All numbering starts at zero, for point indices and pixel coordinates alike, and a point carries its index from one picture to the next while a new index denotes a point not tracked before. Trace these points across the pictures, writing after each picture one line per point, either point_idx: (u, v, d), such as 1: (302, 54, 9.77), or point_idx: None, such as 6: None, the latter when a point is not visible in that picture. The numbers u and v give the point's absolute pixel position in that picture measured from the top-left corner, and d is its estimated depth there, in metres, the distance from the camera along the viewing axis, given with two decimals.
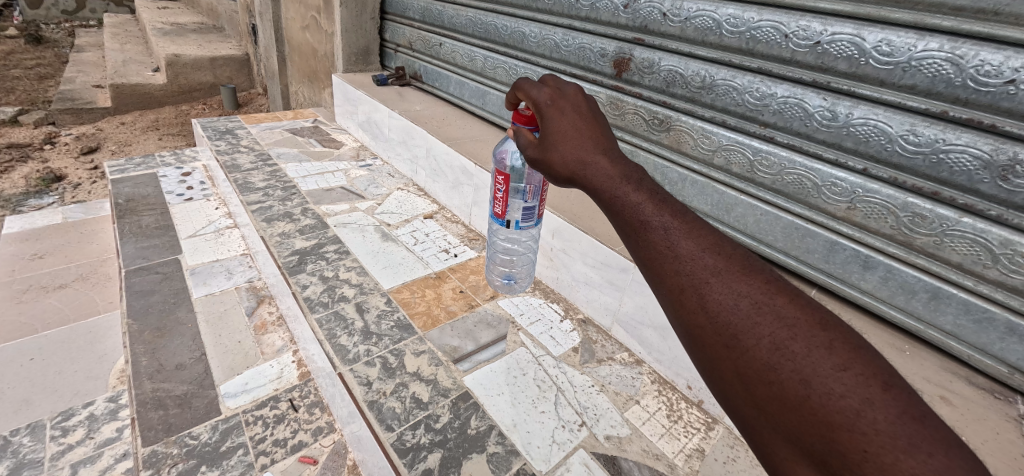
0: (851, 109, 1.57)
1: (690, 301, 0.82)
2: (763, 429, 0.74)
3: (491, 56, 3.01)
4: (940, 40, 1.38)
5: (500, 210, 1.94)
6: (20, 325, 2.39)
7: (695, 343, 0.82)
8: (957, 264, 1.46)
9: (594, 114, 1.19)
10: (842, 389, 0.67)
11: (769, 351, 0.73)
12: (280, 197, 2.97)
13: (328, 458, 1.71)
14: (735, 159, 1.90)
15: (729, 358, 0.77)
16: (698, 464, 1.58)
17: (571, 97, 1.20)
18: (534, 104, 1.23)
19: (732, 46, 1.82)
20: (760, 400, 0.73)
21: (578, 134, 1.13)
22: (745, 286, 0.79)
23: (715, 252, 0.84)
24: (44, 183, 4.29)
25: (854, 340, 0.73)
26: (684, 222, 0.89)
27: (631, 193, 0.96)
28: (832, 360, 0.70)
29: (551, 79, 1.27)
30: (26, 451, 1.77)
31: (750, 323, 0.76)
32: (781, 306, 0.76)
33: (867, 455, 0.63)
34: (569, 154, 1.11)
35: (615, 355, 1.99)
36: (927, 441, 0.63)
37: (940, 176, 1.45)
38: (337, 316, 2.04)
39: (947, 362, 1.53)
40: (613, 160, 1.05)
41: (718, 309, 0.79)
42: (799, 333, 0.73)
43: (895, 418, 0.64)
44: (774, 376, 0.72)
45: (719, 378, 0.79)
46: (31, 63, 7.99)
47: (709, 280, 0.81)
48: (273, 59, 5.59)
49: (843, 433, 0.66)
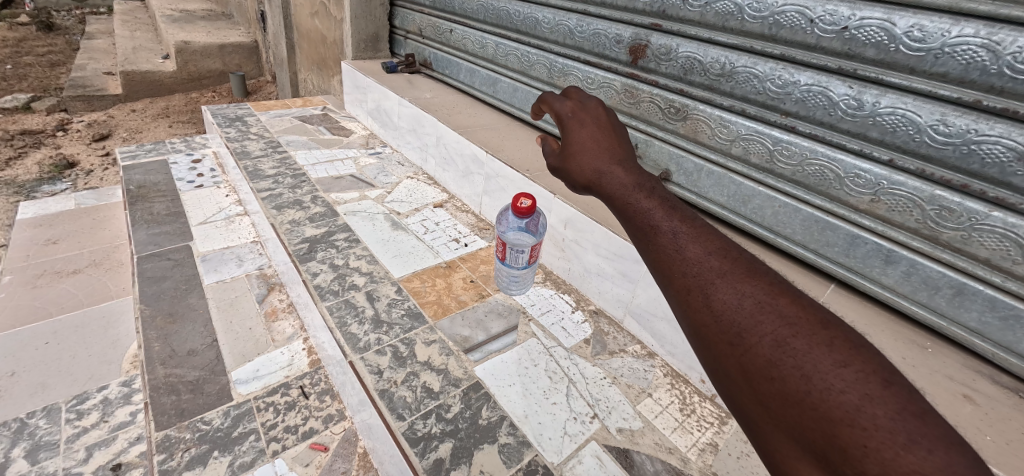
0: (878, 97, 1.52)
1: (695, 301, 0.78)
2: (766, 428, 0.71)
3: (503, 42, 2.96)
4: (975, 25, 1.33)
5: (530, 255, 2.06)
6: (35, 309, 2.42)
7: (699, 342, 0.79)
8: (984, 259, 1.42)
9: (613, 125, 1.17)
10: (842, 385, 0.65)
11: (771, 348, 0.70)
12: (290, 184, 2.97)
13: (339, 445, 1.71)
14: (754, 150, 1.86)
15: (733, 357, 0.73)
16: (711, 458, 1.56)
17: (592, 110, 1.20)
18: (556, 117, 1.23)
19: (754, 32, 1.76)
20: (763, 397, 0.70)
21: (596, 145, 1.11)
22: (750, 287, 0.76)
23: (722, 255, 0.80)
24: (57, 169, 4.33)
25: (854, 339, 0.70)
26: (692, 227, 0.85)
27: (643, 200, 0.93)
28: (832, 356, 0.67)
29: (574, 93, 1.27)
30: (43, 433, 1.80)
31: (753, 321, 0.72)
32: (783, 306, 0.73)
33: (867, 450, 0.61)
34: (587, 164, 1.08)
35: (627, 348, 1.97)
36: (928, 438, 0.61)
37: (970, 168, 1.40)
38: (348, 304, 2.04)
39: (970, 361, 1.49)
40: (628, 169, 1.02)
41: (723, 309, 0.75)
42: (801, 332, 0.70)
43: (895, 414, 0.62)
44: (776, 373, 0.69)
45: (724, 377, 0.76)
46: (42, 50, 8.01)
47: (714, 280, 0.77)
48: (282, 45, 5.55)
49: (844, 428, 0.63)
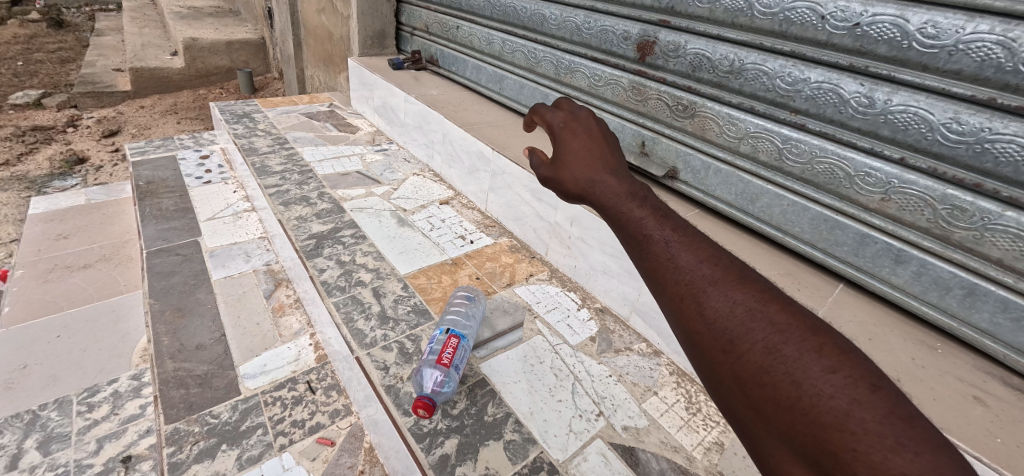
0: (889, 95, 1.51)
1: (688, 309, 0.76)
2: (759, 433, 0.70)
3: (509, 39, 2.95)
4: (990, 22, 1.32)
5: (454, 343, 1.67)
6: (47, 303, 2.45)
7: (692, 349, 0.76)
8: (997, 260, 1.40)
9: (604, 135, 1.17)
10: (831, 390, 0.64)
11: (762, 355, 0.68)
12: (297, 180, 2.98)
13: (346, 440, 1.72)
14: (763, 148, 1.84)
15: (726, 364, 0.71)
16: (717, 457, 1.56)
17: (584, 120, 1.20)
18: (548, 127, 1.22)
19: (764, 29, 1.74)
20: (755, 403, 0.69)
21: (588, 154, 1.10)
22: (742, 294, 0.74)
23: (713, 262, 0.78)
24: (68, 165, 4.37)
25: (843, 344, 0.69)
26: (684, 235, 0.82)
27: (636, 209, 0.91)
28: (821, 362, 0.66)
29: (565, 102, 1.27)
30: (54, 425, 1.83)
31: (744, 329, 0.70)
32: (775, 313, 0.71)
33: (857, 454, 0.60)
34: (580, 174, 1.07)
35: (633, 346, 1.97)
36: (915, 440, 0.60)
37: (984, 167, 1.38)
38: (354, 300, 2.05)
39: (981, 362, 1.47)
40: (621, 178, 1.01)
41: (715, 317, 0.73)
42: (792, 338, 0.68)
43: (883, 418, 0.61)
44: (768, 379, 0.67)
45: (717, 384, 0.74)
46: (53, 47, 8.07)
47: (706, 288, 0.75)
48: (289, 42, 5.56)
49: (833, 433, 0.62)
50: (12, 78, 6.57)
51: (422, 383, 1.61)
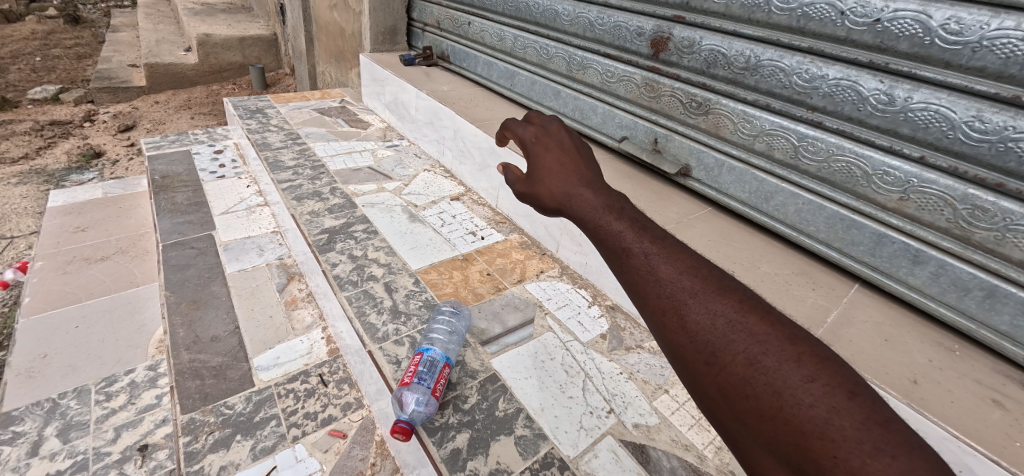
0: (909, 93, 1.48)
1: (671, 323, 0.75)
2: (744, 444, 0.69)
3: (521, 35, 2.95)
4: (1017, 18, 1.28)
5: (417, 360, 1.61)
6: (66, 294, 2.50)
7: (676, 361, 0.76)
8: (1018, 261, 1.38)
9: (577, 148, 1.14)
10: (811, 399, 0.63)
11: (744, 366, 0.68)
12: (309, 176, 3.00)
13: (357, 433, 1.74)
14: (778, 145, 1.82)
15: (710, 375, 0.70)
16: (728, 456, 1.55)
17: (555, 133, 1.17)
18: (520, 143, 1.19)
19: (781, 25, 1.72)
20: (739, 414, 0.68)
21: (562, 169, 1.07)
22: (722, 306, 0.73)
23: (692, 274, 0.78)
24: (85, 159, 4.45)
25: (821, 352, 0.69)
26: (663, 247, 0.82)
27: (614, 222, 0.89)
28: (800, 371, 0.65)
29: (536, 117, 1.25)
30: (73, 413, 1.87)
31: (726, 340, 0.70)
32: (755, 324, 0.71)
33: (837, 460, 0.59)
34: (555, 188, 1.03)
35: (644, 343, 1.96)
36: (892, 444, 0.60)
37: (1007, 166, 1.36)
38: (366, 294, 2.07)
39: (1000, 365, 1.44)
40: (597, 191, 0.99)
41: (698, 330, 0.72)
42: (771, 347, 0.68)
43: (861, 424, 0.61)
44: (750, 390, 0.66)
45: (701, 397, 0.72)
46: (70, 43, 8.20)
47: (687, 301, 0.74)
48: (301, 38, 5.60)
49: (814, 441, 0.62)
50: (31, 73, 6.70)
51: (402, 405, 1.54)
